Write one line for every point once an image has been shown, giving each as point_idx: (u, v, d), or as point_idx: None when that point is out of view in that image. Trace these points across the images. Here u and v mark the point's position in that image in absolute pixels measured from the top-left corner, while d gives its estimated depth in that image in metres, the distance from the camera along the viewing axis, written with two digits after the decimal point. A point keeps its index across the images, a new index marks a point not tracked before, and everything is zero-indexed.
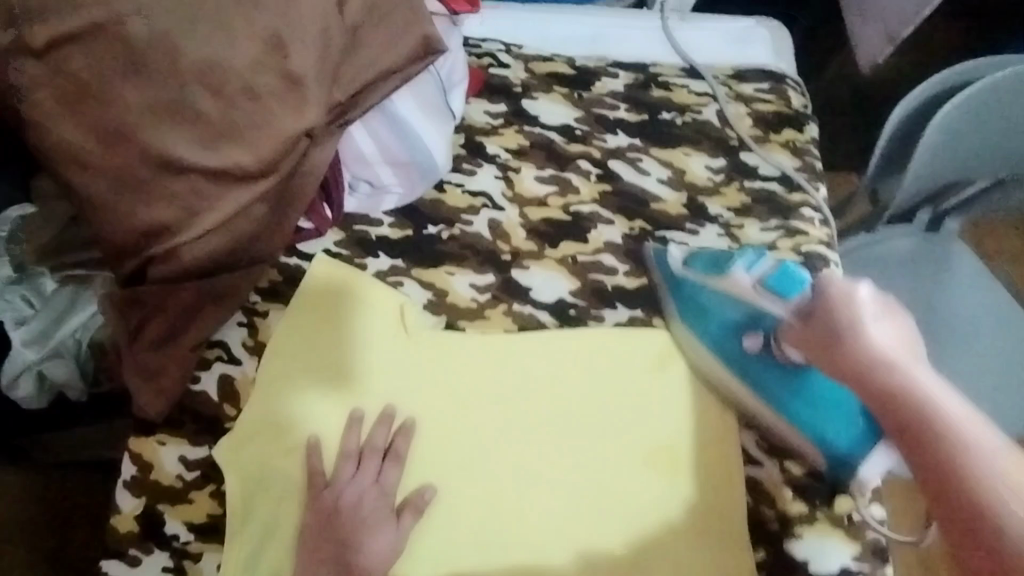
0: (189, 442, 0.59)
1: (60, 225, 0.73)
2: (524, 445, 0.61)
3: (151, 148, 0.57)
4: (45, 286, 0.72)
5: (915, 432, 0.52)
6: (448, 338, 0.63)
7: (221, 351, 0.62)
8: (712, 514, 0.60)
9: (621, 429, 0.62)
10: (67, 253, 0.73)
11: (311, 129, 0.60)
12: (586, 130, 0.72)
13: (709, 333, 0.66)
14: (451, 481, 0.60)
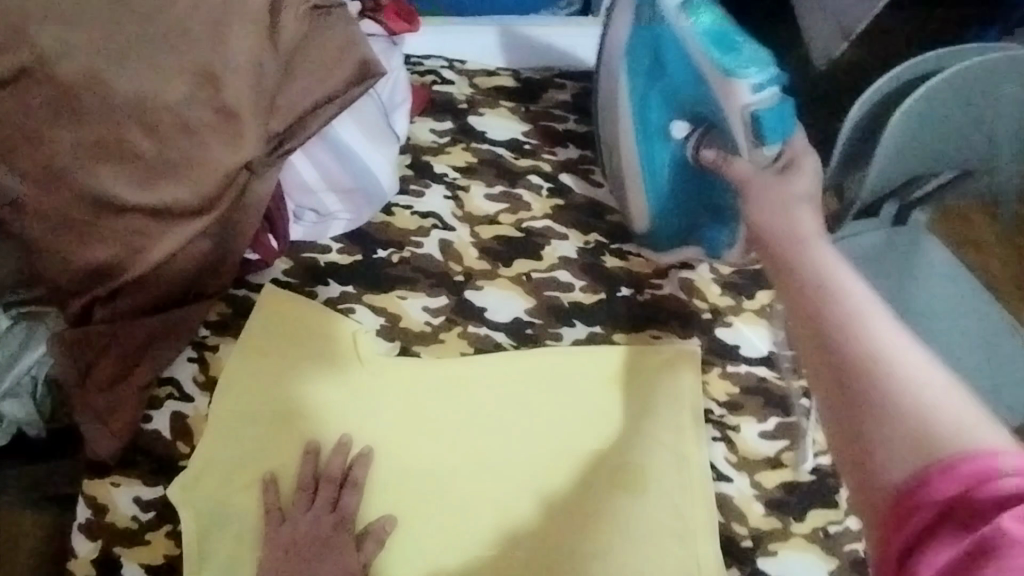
0: (144, 482, 0.59)
1: (4, 262, 0.71)
2: (479, 469, 0.61)
3: (88, 190, 0.56)
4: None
5: (814, 365, 0.30)
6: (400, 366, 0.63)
7: (173, 389, 0.62)
8: (679, 530, 0.59)
9: (583, 448, 0.62)
10: (16, 289, 0.72)
11: (249, 163, 0.60)
12: (535, 143, 0.71)
13: (644, 143, 0.63)
14: (408, 511, 0.59)
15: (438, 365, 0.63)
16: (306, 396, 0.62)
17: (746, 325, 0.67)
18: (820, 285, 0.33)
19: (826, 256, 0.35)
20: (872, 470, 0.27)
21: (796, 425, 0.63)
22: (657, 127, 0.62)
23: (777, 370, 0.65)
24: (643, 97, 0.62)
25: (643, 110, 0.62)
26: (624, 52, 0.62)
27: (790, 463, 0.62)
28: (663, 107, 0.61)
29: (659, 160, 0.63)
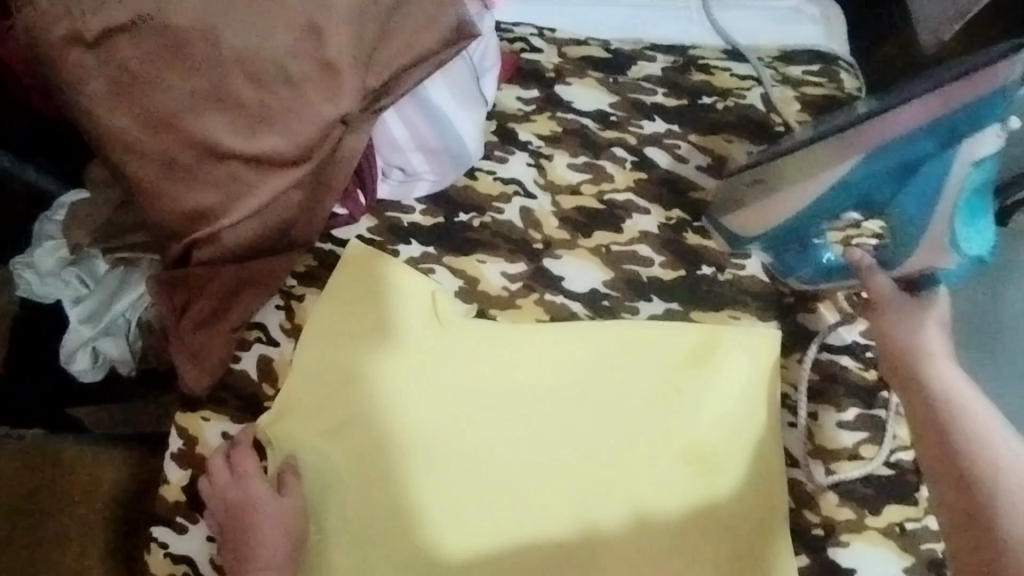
0: (231, 418, 0.63)
1: (110, 210, 0.75)
2: (547, 442, 0.62)
3: (197, 137, 0.59)
4: (98, 267, 0.77)
5: (945, 488, 0.51)
6: (475, 334, 0.64)
7: (260, 333, 0.65)
8: (747, 512, 0.61)
9: (650, 432, 0.62)
10: (116, 238, 0.74)
11: (346, 116, 0.60)
12: (622, 115, 0.70)
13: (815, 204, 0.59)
14: (477, 475, 0.61)
15: (514, 336, 0.64)
16: (379, 357, 0.63)
17: (829, 313, 0.66)
18: (943, 382, 0.55)
19: (951, 377, 0.55)
20: (993, 529, 0.48)
21: (879, 417, 0.63)
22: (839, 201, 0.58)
23: (861, 360, 0.64)
24: (866, 171, 0.55)
25: (852, 181, 0.56)
26: (885, 142, 0.53)
27: (871, 454, 0.62)
28: (879, 184, 0.55)
29: (820, 214, 0.60)
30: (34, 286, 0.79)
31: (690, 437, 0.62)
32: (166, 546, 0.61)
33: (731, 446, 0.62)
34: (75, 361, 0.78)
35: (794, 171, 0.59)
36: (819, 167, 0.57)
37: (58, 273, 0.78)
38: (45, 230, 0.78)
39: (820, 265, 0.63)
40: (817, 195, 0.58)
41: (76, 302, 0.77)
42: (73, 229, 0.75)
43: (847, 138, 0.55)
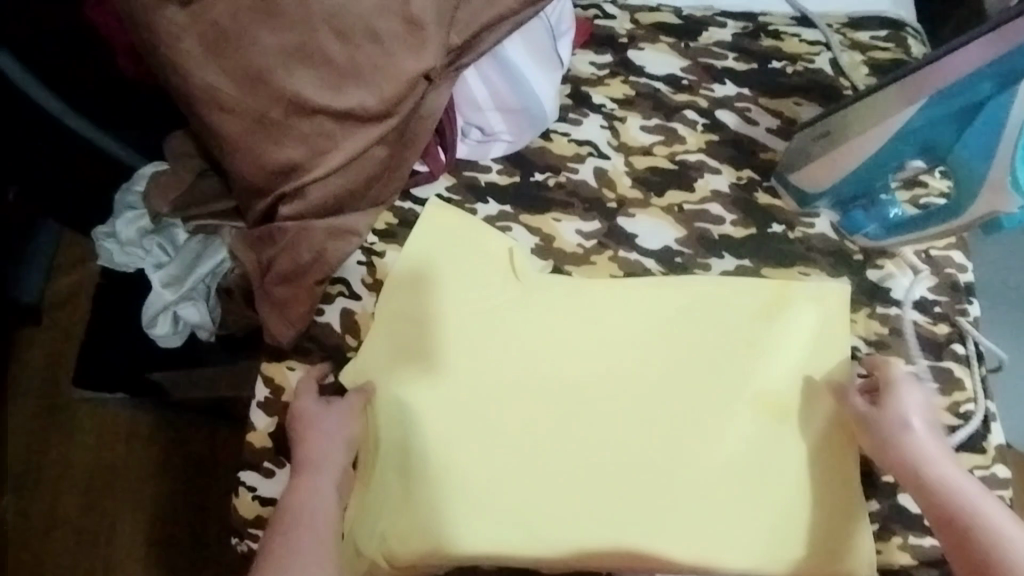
0: (316, 368, 0.64)
1: (190, 178, 0.77)
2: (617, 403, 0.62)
3: (284, 91, 0.60)
4: (178, 236, 0.81)
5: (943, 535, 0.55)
6: (547, 309, 0.64)
7: (343, 287, 0.66)
8: (824, 465, 0.61)
9: (722, 402, 0.62)
10: (199, 205, 0.77)
11: (429, 72, 0.62)
12: (693, 79, 0.71)
13: (882, 154, 0.60)
14: (543, 434, 0.61)
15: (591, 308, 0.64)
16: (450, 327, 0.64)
17: (900, 269, 0.65)
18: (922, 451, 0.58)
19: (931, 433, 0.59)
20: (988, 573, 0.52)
21: (948, 369, 0.63)
22: (897, 154, 0.59)
23: (929, 315, 0.64)
24: (929, 117, 0.56)
25: (916, 127, 0.57)
26: (947, 86, 0.54)
27: (941, 406, 0.62)
28: (942, 130, 0.57)
29: (882, 165, 0.60)
30: (115, 255, 0.83)
31: (764, 399, 0.62)
32: (253, 490, 0.63)
33: (802, 409, 0.62)
34: (156, 325, 0.82)
35: (854, 123, 0.60)
36: (879, 118, 0.58)
37: (139, 242, 0.82)
38: (126, 201, 0.81)
39: (885, 220, 0.64)
40: (878, 147, 0.59)
41: (158, 269, 0.81)
42: (153, 198, 0.77)
43: (908, 85, 0.56)
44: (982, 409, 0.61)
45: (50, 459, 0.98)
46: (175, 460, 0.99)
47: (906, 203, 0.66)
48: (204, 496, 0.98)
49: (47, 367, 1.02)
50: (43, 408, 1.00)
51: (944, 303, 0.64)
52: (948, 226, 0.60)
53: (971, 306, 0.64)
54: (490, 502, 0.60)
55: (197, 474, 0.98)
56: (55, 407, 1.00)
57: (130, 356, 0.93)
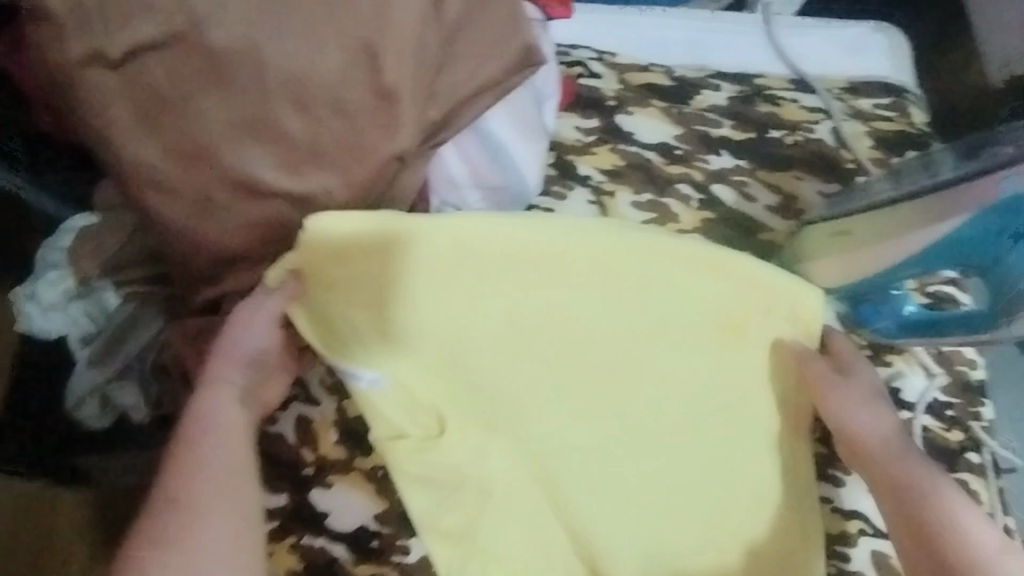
0: (267, 490, 0.55)
1: (119, 239, 0.68)
2: (599, 368, 0.56)
3: (234, 171, 0.52)
4: (107, 302, 0.70)
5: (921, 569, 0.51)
6: (539, 388, 0.56)
7: (298, 391, 0.58)
8: (800, 314, 0.57)
9: (729, 317, 0.56)
10: (128, 268, 0.69)
11: (403, 153, 0.54)
12: (687, 149, 0.65)
13: (909, 261, 0.53)
14: (559, 398, 0.57)
15: (704, 263, 0.54)
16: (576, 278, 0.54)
17: (911, 367, 0.60)
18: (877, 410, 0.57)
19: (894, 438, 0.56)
20: None
21: (964, 481, 0.58)
22: (928, 262, 0.53)
23: (942, 419, 0.59)
24: (969, 231, 0.50)
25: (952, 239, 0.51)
26: (992, 205, 0.48)
27: None
28: (992, 242, 0.50)
29: (907, 270, 0.54)
30: (35, 321, 0.71)
31: (731, 324, 0.57)
32: None
33: (769, 317, 0.57)
34: (83, 407, 0.73)
35: (887, 224, 0.54)
36: (915, 223, 0.52)
37: (63, 309, 0.70)
38: (49, 259, 0.70)
39: (899, 317, 0.58)
40: (908, 254, 0.53)
41: (84, 341, 0.71)
42: (80, 259, 0.69)
43: (949, 196, 0.50)
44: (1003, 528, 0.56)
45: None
46: None
47: (915, 293, 0.61)
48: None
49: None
50: None
51: (956, 406, 0.60)
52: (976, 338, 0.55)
53: (983, 408, 0.60)
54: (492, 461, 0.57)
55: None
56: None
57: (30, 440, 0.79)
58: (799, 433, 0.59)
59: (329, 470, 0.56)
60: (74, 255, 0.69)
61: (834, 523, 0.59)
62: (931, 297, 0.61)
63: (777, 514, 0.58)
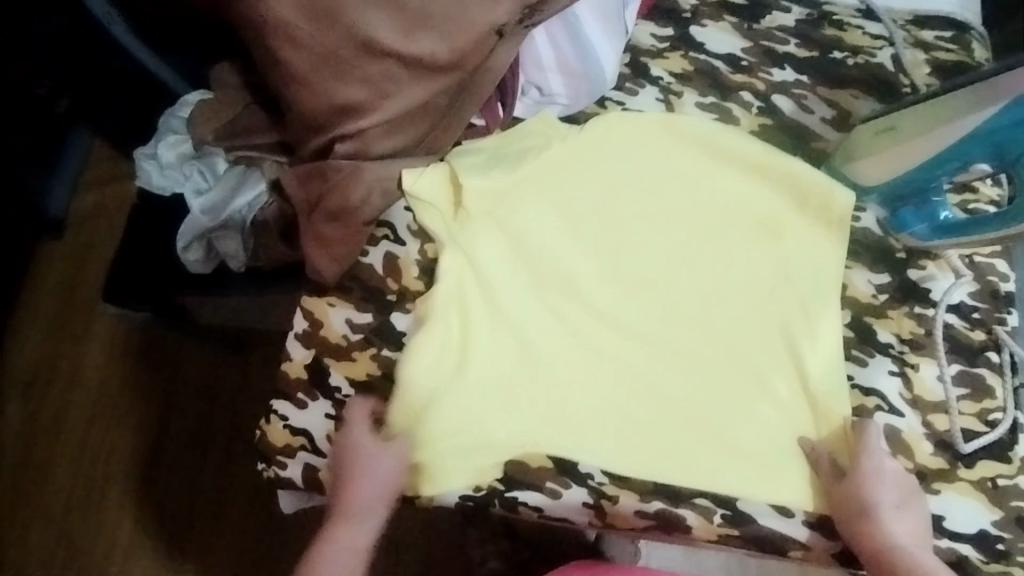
0: (356, 307, 0.66)
1: (234, 110, 0.74)
2: (640, 248, 0.68)
3: (356, 30, 0.60)
4: (218, 165, 0.77)
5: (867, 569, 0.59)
6: (589, 260, 0.67)
7: (388, 231, 0.68)
8: (833, 220, 0.67)
9: (763, 217, 0.68)
10: (241, 135, 0.74)
11: (502, 27, 0.64)
12: (753, 61, 0.71)
13: (942, 159, 0.62)
14: (605, 270, 0.67)
15: (748, 166, 0.68)
16: (644, 165, 0.69)
17: (942, 271, 0.67)
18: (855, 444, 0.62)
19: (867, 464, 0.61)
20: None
21: (980, 375, 0.65)
22: (962, 158, 0.61)
23: (966, 320, 0.66)
24: (1000, 123, 0.57)
25: (984, 132, 0.58)
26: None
27: (971, 412, 0.64)
28: (1017, 138, 0.57)
29: (942, 165, 0.62)
30: (153, 178, 0.79)
31: (765, 222, 0.68)
32: (285, 419, 0.65)
33: (803, 221, 0.68)
34: (189, 251, 0.81)
35: (931, 116, 0.61)
36: (947, 118, 0.60)
37: (178, 167, 0.78)
38: (169, 125, 0.78)
39: (934, 221, 0.66)
40: (944, 146, 0.61)
41: (198, 195, 0.77)
42: (198, 124, 0.75)
43: (983, 89, 0.57)
44: (1010, 417, 0.63)
45: (89, 362, 1.09)
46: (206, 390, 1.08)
47: (954, 207, 0.67)
48: (232, 420, 1.07)
49: (65, 279, 1.12)
50: (82, 323, 1.10)
51: (982, 310, 0.66)
52: (1004, 232, 0.63)
53: (1010, 316, 0.66)
54: (548, 324, 0.66)
55: (229, 397, 1.07)
56: (73, 316, 1.11)
57: (151, 285, 0.92)
58: (825, 323, 0.66)
59: (409, 298, 0.66)
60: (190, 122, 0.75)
61: (852, 398, 0.65)
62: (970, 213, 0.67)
63: (795, 395, 0.65)
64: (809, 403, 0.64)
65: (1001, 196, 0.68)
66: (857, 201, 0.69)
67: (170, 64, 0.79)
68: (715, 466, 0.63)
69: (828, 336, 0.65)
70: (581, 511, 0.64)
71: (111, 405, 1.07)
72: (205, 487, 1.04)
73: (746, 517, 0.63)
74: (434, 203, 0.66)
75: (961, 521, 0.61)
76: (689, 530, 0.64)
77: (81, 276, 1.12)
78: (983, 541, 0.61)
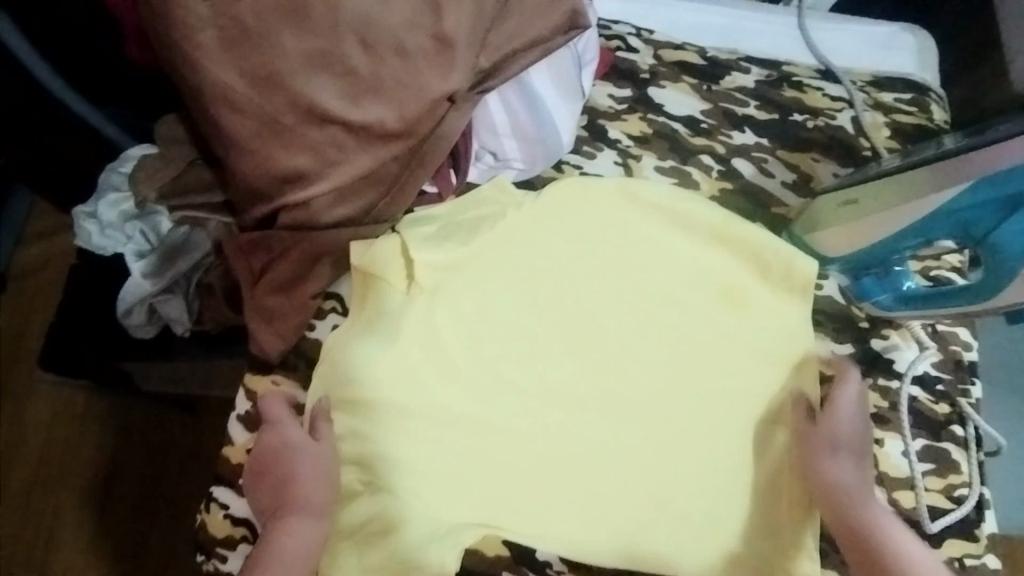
0: (302, 387, 0.63)
1: (178, 167, 0.71)
2: (601, 317, 0.66)
3: (302, 98, 0.58)
4: (161, 225, 0.75)
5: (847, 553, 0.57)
6: (547, 330, 0.65)
7: (336, 303, 0.65)
8: (797, 286, 0.66)
9: (726, 285, 0.67)
10: (187, 195, 0.72)
11: (453, 94, 0.62)
12: (713, 123, 0.70)
13: (909, 233, 0.60)
14: (564, 339, 0.65)
15: (712, 232, 0.67)
16: (605, 230, 0.67)
17: (906, 342, 0.66)
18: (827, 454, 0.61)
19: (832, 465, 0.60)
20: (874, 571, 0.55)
21: (946, 450, 0.63)
22: (928, 233, 0.59)
23: (931, 392, 0.64)
24: (967, 200, 0.55)
25: (952, 207, 0.56)
26: (995, 171, 0.53)
27: (937, 487, 0.62)
28: (976, 218, 0.56)
29: (907, 238, 0.60)
30: (92, 237, 0.74)
31: (727, 290, 0.67)
32: (225, 508, 0.62)
33: (766, 288, 0.67)
34: (130, 315, 0.78)
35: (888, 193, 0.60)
36: (911, 192, 0.58)
37: (118, 227, 0.74)
38: (110, 182, 0.74)
39: (898, 292, 0.64)
40: (914, 218, 0.59)
41: (139, 257, 0.75)
42: (139, 183, 0.71)
43: (951, 165, 0.55)
44: (976, 494, 0.62)
45: (36, 422, 1.05)
46: (156, 450, 1.04)
47: (917, 275, 0.66)
48: (182, 481, 1.03)
49: (6, 338, 1.07)
50: (20, 383, 1.06)
51: (946, 381, 0.65)
52: (968, 308, 0.61)
53: (973, 386, 0.65)
54: (506, 396, 0.63)
55: (176, 457, 1.04)
56: (15, 376, 1.06)
57: (88, 350, 0.88)
58: (788, 390, 0.65)
59: None
60: (131, 181, 0.71)
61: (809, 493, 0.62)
62: (933, 282, 0.66)
63: (756, 463, 0.64)
64: (773, 474, 0.63)
65: (962, 263, 0.67)
66: (820, 270, 0.67)
67: (107, 123, 0.76)
68: (669, 539, 0.62)
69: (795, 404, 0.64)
70: None
71: (57, 468, 1.03)
72: (153, 550, 1.01)
73: None
74: (384, 275, 0.63)
75: None
76: None
77: (23, 333, 1.07)
78: None
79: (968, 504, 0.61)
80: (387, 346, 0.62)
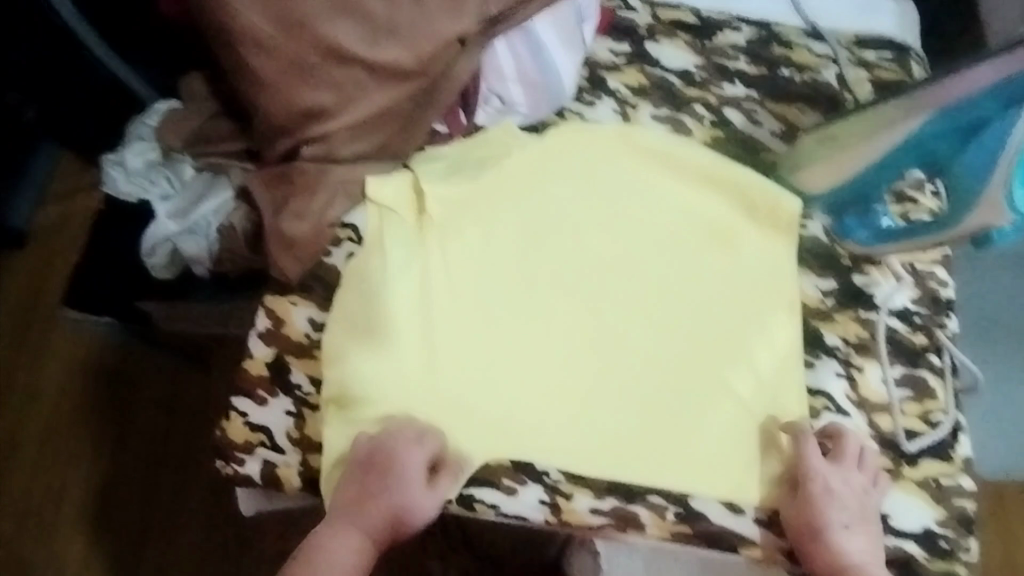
0: (317, 307, 0.68)
1: (203, 119, 0.76)
2: (597, 250, 0.70)
3: (325, 37, 0.63)
4: (185, 172, 0.78)
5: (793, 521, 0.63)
6: (546, 260, 0.69)
7: (351, 232, 0.68)
8: (783, 226, 0.70)
9: (715, 223, 0.71)
10: (210, 142, 0.76)
11: (463, 36, 0.67)
12: (705, 77, 0.75)
13: (883, 166, 0.65)
14: (563, 269, 0.69)
15: (702, 173, 0.72)
16: (601, 171, 0.71)
17: (885, 277, 0.70)
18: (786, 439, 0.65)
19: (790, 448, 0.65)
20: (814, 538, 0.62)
21: (923, 378, 0.68)
22: (900, 163, 0.64)
23: (910, 325, 0.69)
24: (931, 129, 0.61)
25: (920, 136, 0.62)
26: (956, 99, 0.59)
27: (915, 413, 0.67)
28: (946, 142, 0.62)
29: (882, 171, 0.66)
30: (120, 184, 0.80)
31: (719, 228, 0.71)
32: (245, 416, 0.66)
33: (752, 226, 0.71)
34: (154, 255, 0.83)
35: (865, 128, 0.64)
36: (882, 125, 0.63)
37: (145, 174, 0.79)
38: (138, 133, 0.80)
39: (876, 229, 0.69)
40: (888, 150, 0.64)
41: (164, 201, 0.79)
42: (166, 132, 0.76)
43: (917, 97, 0.61)
44: (951, 419, 0.66)
45: (53, 368, 1.10)
46: (172, 395, 1.10)
47: (896, 215, 0.71)
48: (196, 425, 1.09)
49: (25, 289, 1.13)
50: (45, 330, 1.12)
51: (923, 315, 0.70)
52: (940, 237, 0.66)
53: (949, 320, 0.70)
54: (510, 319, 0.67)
55: (191, 404, 1.10)
56: (39, 324, 1.12)
57: (115, 288, 0.95)
58: (775, 320, 0.69)
59: None
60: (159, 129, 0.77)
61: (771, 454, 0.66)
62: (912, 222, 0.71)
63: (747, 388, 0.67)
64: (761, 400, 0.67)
65: (940, 207, 0.72)
66: (805, 210, 0.72)
67: (139, 73, 0.81)
68: (661, 461, 0.65)
69: (778, 333, 0.68)
70: (538, 510, 0.64)
71: (74, 411, 1.09)
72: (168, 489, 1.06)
73: (699, 514, 0.64)
74: (397, 207, 0.68)
75: (905, 517, 0.64)
76: (642, 528, 0.64)
77: (44, 286, 1.13)
78: (928, 539, 0.63)
79: (947, 429, 0.66)
80: (401, 271, 0.67)
